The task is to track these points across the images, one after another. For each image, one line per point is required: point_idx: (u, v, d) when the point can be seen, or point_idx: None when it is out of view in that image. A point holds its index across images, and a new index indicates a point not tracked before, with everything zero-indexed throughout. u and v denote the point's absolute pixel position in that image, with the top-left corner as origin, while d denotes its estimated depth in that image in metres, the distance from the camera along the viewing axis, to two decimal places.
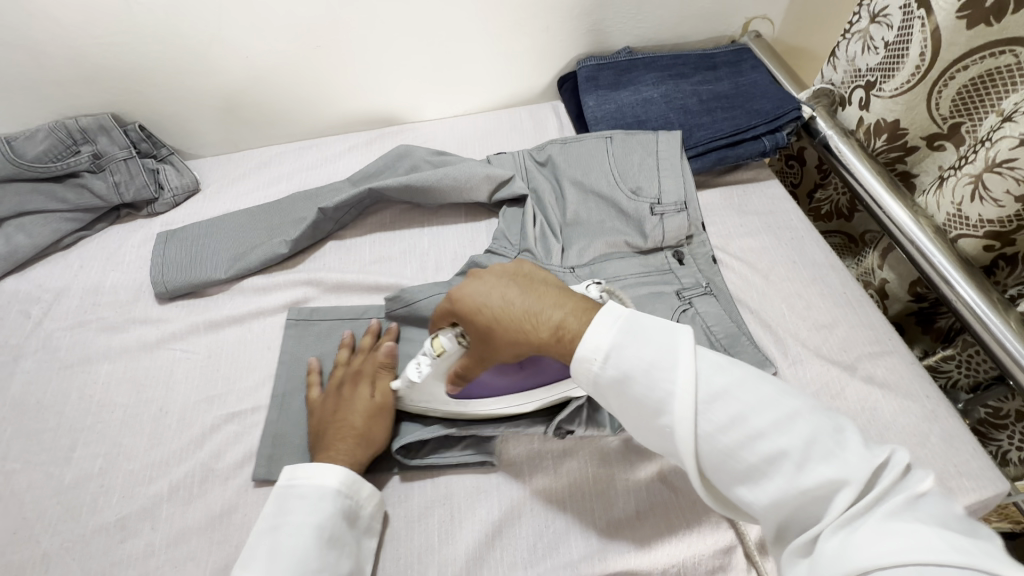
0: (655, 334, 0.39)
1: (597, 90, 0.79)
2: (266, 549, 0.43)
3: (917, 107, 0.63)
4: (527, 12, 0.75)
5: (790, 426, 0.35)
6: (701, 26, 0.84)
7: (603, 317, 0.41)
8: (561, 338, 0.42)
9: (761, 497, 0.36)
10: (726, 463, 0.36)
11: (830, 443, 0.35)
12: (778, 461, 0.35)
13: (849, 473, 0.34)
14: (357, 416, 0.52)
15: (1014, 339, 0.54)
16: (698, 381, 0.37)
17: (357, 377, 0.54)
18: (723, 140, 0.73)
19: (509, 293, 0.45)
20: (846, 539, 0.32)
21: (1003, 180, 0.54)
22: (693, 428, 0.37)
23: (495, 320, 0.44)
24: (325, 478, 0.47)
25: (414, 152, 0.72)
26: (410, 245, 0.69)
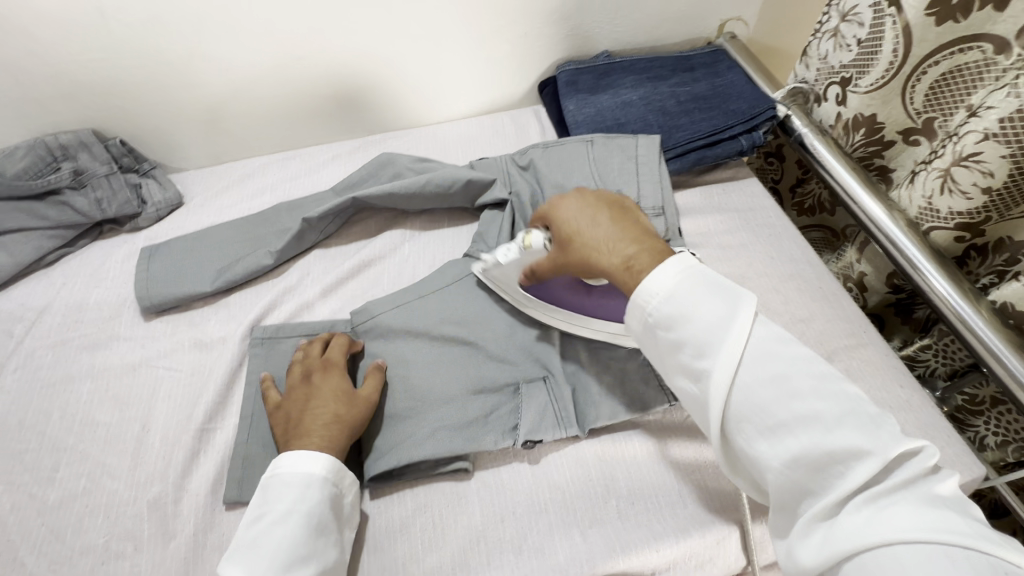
0: (722, 291, 0.41)
1: (576, 94, 0.80)
2: (255, 539, 0.43)
3: (892, 102, 0.65)
4: (505, 19, 0.76)
5: (828, 396, 0.36)
6: (677, 28, 0.85)
7: (675, 260, 0.43)
8: (629, 269, 0.44)
9: (778, 454, 0.36)
10: (755, 415, 0.37)
11: (865, 419, 0.35)
12: (806, 422, 0.35)
13: (877, 447, 0.33)
14: (335, 403, 0.53)
15: (984, 326, 0.56)
16: (750, 340, 0.39)
17: (327, 368, 0.55)
18: (701, 140, 0.74)
19: (600, 219, 0.49)
20: (874, 513, 0.32)
21: (970, 173, 0.55)
22: (729, 377, 0.38)
23: (578, 235, 0.49)
24: (310, 465, 0.48)
25: (396, 160, 0.73)
26: (393, 253, 0.70)
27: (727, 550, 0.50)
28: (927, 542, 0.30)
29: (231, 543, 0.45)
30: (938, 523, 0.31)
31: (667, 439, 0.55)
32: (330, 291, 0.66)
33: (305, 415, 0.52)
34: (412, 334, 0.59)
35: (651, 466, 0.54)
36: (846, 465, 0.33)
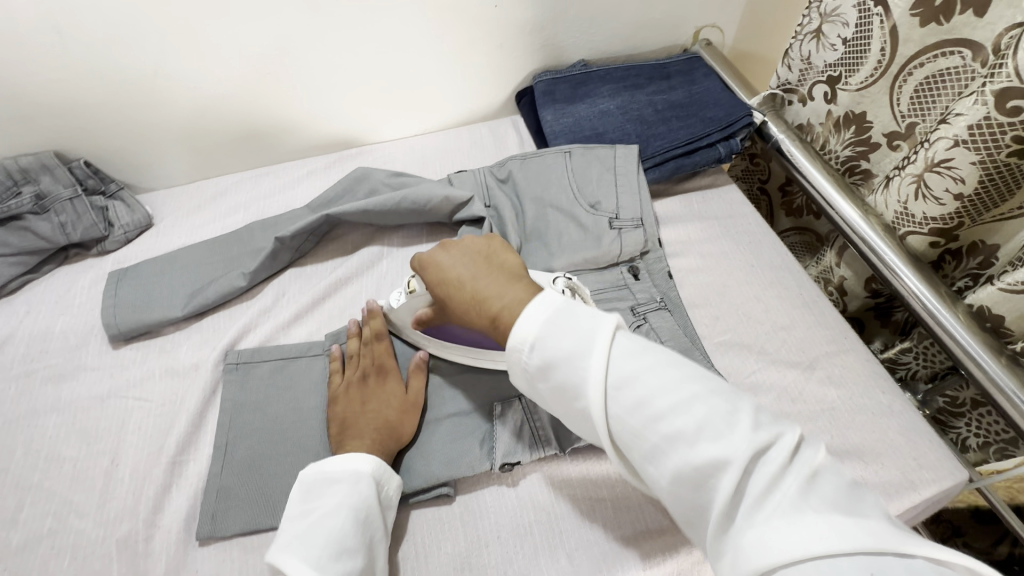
0: (577, 326, 0.40)
1: (554, 104, 0.79)
2: (308, 531, 0.43)
3: (880, 100, 0.63)
4: (479, 30, 0.75)
5: (688, 407, 0.35)
6: (653, 36, 0.85)
7: (534, 304, 0.41)
8: (494, 321, 0.44)
9: (662, 475, 0.36)
10: (634, 443, 0.37)
11: (720, 424, 0.35)
12: (676, 441, 0.35)
13: (732, 453, 0.33)
14: (391, 409, 0.54)
15: (963, 330, 0.56)
16: (612, 364, 0.38)
17: (383, 372, 0.57)
18: (679, 149, 0.74)
19: (468, 268, 0.49)
20: (757, 532, 0.32)
21: (942, 179, 0.55)
22: (603, 410, 0.38)
23: (450, 290, 0.49)
24: (359, 463, 0.48)
25: (372, 175, 0.72)
26: (370, 271, 0.68)
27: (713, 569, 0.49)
28: (805, 559, 0.30)
29: (276, 536, 0.44)
30: (810, 534, 0.31)
31: None
32: (307, 312, 0.65)
33: (355, 417, 0.53)
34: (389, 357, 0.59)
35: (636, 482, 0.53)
36: (715, 478, 0.34)
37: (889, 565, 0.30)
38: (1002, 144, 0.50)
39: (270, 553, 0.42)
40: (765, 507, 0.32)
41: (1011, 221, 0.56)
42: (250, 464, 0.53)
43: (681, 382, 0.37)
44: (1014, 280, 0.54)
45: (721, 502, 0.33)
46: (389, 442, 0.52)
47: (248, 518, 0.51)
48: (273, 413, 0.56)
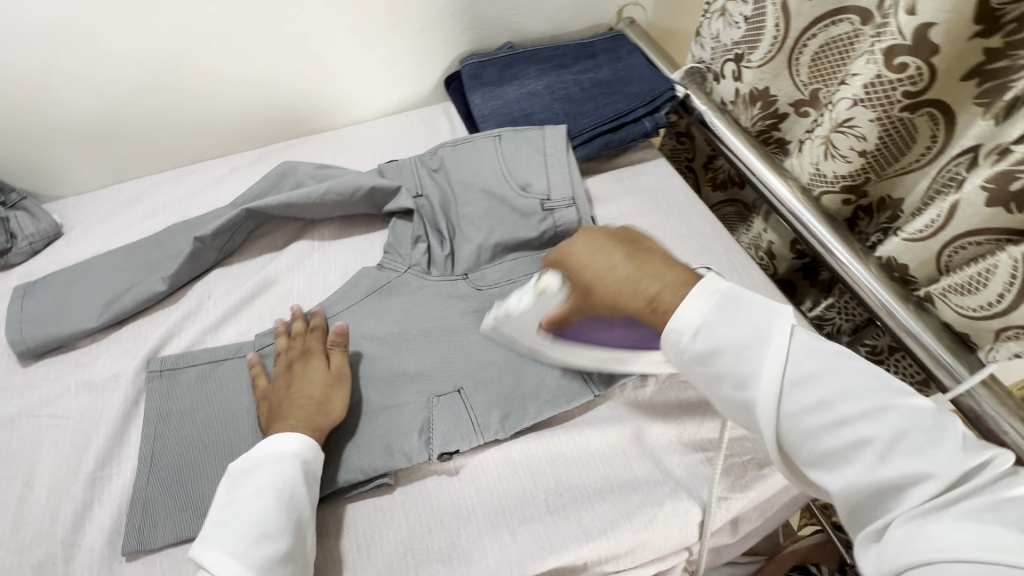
0: (753, 313, 0.41)
1: (481, 88, 0.79)
2: (229, 518, 0.43)
3: (781, 75, 0.66)
4: (397, 15, 0.74)
5: (880, 416, 0.36)
6: (577, 15, 0.85)
7: (697, 292, 0.42)
8: (654, 307, 0.44)
9: (837, 482, 0.37)
10: (804, 443, 0.38)
11: (922, 439, 0.35)
12: (861, 448, 0.36)
13: (936, 468, 0.34)
14: (314, 387, 0.53)
15: (874, 280, 0.59)
16: (788, 362, 0.39)
17: (308, 353, 0.56)
18: (605, 125, 0.75)
19: (616, 257, 0.46)
20: (920, 528, 0.33)
21: (846, 139, 0.58)
22: (773, 406, 0.39)
23: (598, 280, 0.46)
24: (281, 447, 0.48)
25: (296, 169, 0.70)
26: (300, 265, 0.67)
27: (660, 530, 0.51)
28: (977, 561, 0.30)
29: (203, 527, 0.45)
30: (981, 538, 0.31)
31: (589, 427, 0.56)
32: (234, 314, 0.62)
33: (283, 399, 0.53)
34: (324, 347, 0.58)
35: (576, 455, 0.54)
36: (911, 488, 0.34)
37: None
38: (894, 100, 0.52)
39: (192, 544, 0.42)
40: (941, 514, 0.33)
41: (909, 175, 0.59)
42: (179, 472, 0.51)
43: (870, 391, 0.37)
44: (914, 228, 0.54)
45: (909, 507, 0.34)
46: (320, 417, 0.51)
47: (178, 526, 0.49)
48: (202, 418, 0.54)
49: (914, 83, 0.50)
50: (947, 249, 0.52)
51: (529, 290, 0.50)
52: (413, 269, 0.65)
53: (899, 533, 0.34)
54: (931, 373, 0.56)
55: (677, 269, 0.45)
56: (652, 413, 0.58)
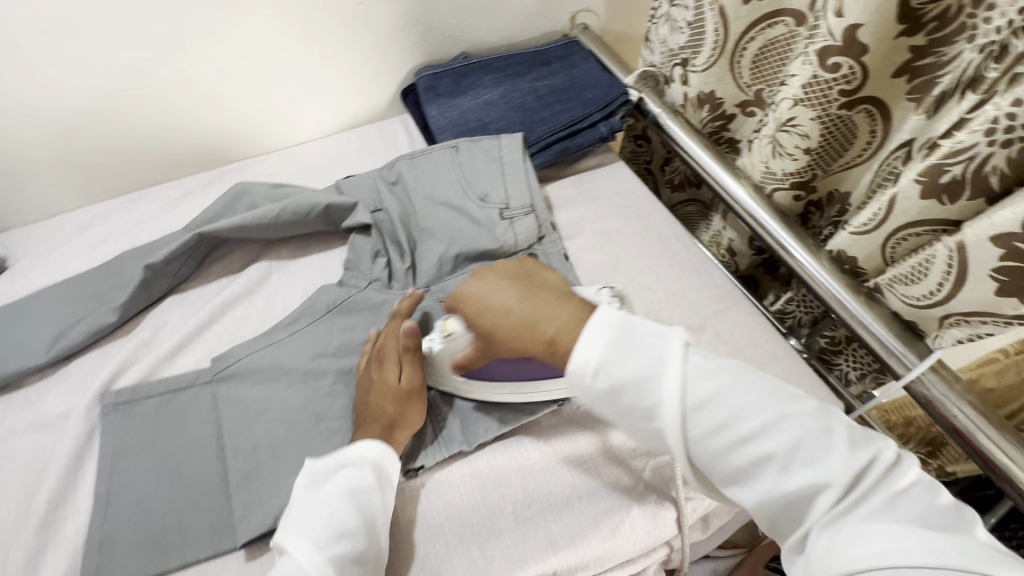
0: (644, 349, 0.42)
1: (437, 99, 0.79)
2: (310, 513, 0.44)
3: (725, 77, 0.68)
4: (347, 30, 0.74)
5: (778, 429, 0.38)
6: (529, 23, 0.86)
7: (595, 329, 0.43)
8: (556, 342, 0.45)
9: (750, 497, 0.39)
10: (714, 463, 0.39)
11: (815, 445, 0.37)
12: (765, 463, 0.38)
13: (830, 475, 0.36)
14: (385, 401, 0.52)
15: (826, 273, 0.60)
16: (687, 387, 0.40)
17: (382, 358, 0.55)
18: (561, 132, 0.75)
19: (511, 295, 0.49)
20: (833, 538, 0.35)
21: (791, 137, 0.59)
22: (680, 432, 0.40)
23: (496, 322, 0.49)
24: (363, 449, 0.48)
25: (251, 190, 0.68)
26: (258, 287, 0.65)
27: (629, 532, 0.51)
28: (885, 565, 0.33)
29: (287, 514, 0.46)
30: (884, 542, 0.33)
31: (554, 435, 0.56)
32: (190, 341, 0.61)
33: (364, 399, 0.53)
34: (284, 370, 0.58)
35: (543, 464, 0.54)
36: (813, 497, 0.36)
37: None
38: (832, 99, 0.54)
39: (279, 528, 0.44)
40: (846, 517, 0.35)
41: (853, 170, 0.61)
42: (137, 508, 0.50)
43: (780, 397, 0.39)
44: (860, 222, 0.55)
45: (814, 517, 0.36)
46: (389, 432, 0.51)
47: (137, 565, 0.47)
48: (160, 451, 0.53)
49: (850, 82, 0.52)
50: (891, 240, 0.53)
51: (437, 333, 0.54)
52: (374, 284, 0.65)
53: (821, 542, 0.35)
54: (885, 361, 0.57)
55: (572, 304, 0.47)
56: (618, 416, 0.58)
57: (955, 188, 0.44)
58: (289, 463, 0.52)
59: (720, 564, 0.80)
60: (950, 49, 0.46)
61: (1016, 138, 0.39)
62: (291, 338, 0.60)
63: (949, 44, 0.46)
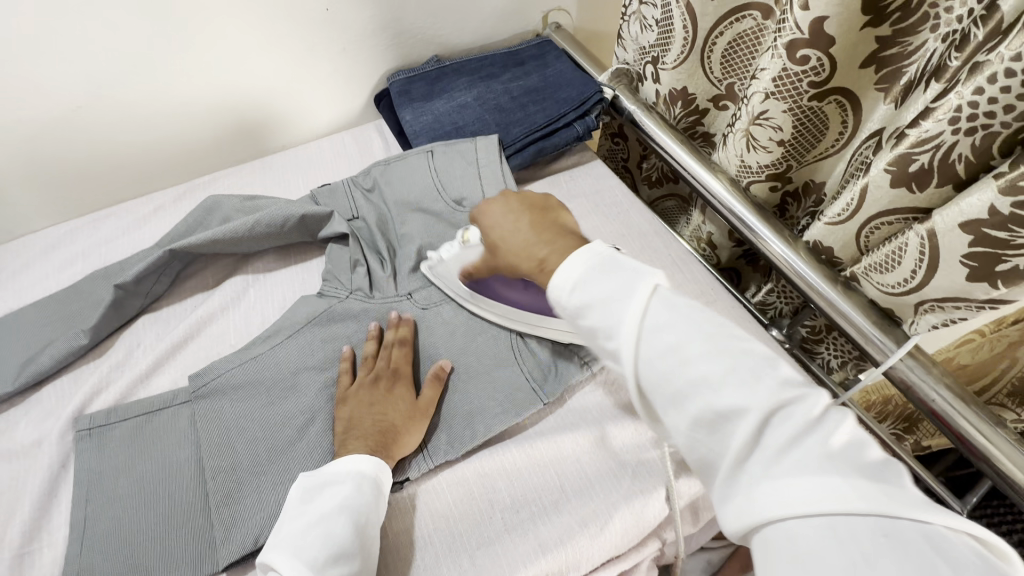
0: (617, 274, 0.40)
1: (411, 104, 0.78)
2: (303, 533, 0.43)
3: (696, 75, 0.69)
4: (316, 36, 0.72)
5: (716, 356, 0.35)
6: (501, 23, 0.85)
7: (583, 254, 0.42)
8: (542, 268, 0.46)
9: (685, 425, 0.35)
10: (658, 387, 0.36)
11: (746, 374, 0.34)
12: (701, 388, 0.35)
13: (754, 403, 0.33)
14: (397, 417, 0.53)
15: (804, 264, 0.61)
16: (648, 314, 0.38)
17: (398, 376, 0.56)
18: (537, 132, 0.75)
19: (521, 222, 0.50)
20: (761, 483, 0.31)
21: (765, 130, 0.59)
22: (633, 355, 0.37)
23: (502, 240, 0.51)
24: (359, 466, 0.48)
25: (223, 203, 0.67)
26: (235, 302, 0.64)
27: (619, 531, 0.51)
28: (815, 515, 0.29)
29: (272, 536, 0.45)
30: (818, 488, 0.30)
31: (539, 437, 0.56)
32: (166, 360, 0.60)
33: (364, 416, 0.53)
34: (264, 386, 0.56)
35: (529, 467, 0.54)
36: (733, 426, 0.33)
37: (904, 532, 0.28)
38: (803, 91, 0.54)
39: (267, 550, 0.43)
40: (781, 462, 0.31)
41: (826, 161, 0.62)
42: (117, 535, 0.49)
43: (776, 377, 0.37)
44: (834, 212, 0.56)
45: (737, 449, 0.32)
46: (386, 451, 0.51)
47: None
48: (139, 474, 0.52)
49: (818, 74, 0.51)
50: (865, 229, 0.53)
51: (457, 240, 0.60)
52: (355, 294, 0.63)
53: (752, 487, 0.31)
54: (864, 349, 0.58)
55: (571, 240, 0.46)
56: (603, 416, 0.58)
57: (924, 176, 0.44)
58: (271, 480, 0.51)
59: (713, 556, 0.79)
60: (915, 38, 0.47)
61: (981, 127, 0.39)
62: (270, 352, 0.59)
63: (913, 34, 0.47)
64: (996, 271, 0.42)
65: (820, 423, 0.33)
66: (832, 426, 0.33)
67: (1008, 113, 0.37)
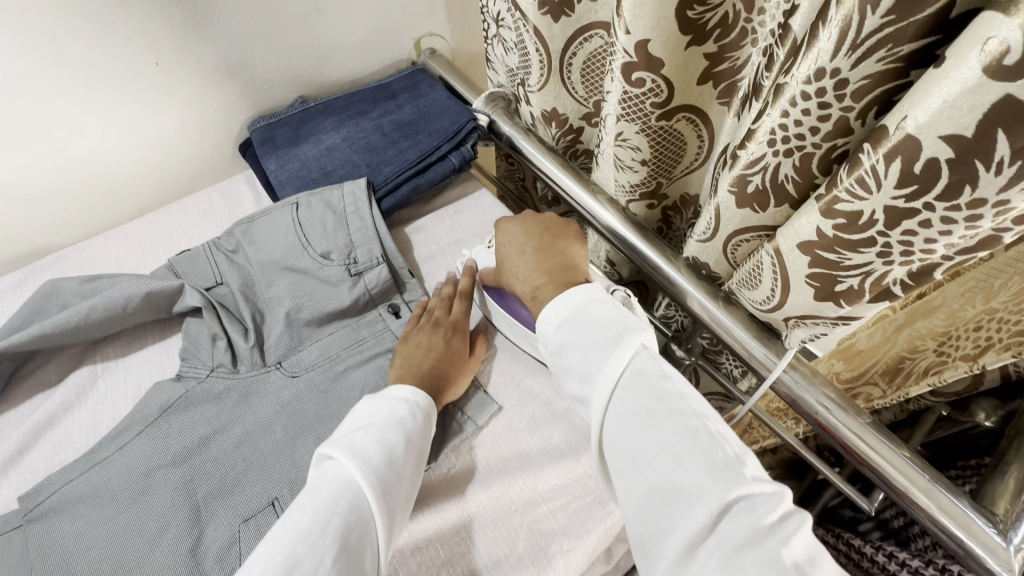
0: (609, 327, 0.47)
1: (275, 152, 0.73)
2: (366, 435, 0.47)
3: (562, 95, 0.65)
4: (153, 91, 0.67)
5: (686, 433, 0.41)
6: (368, 55, 0.81)
7: (569, 296, 0.50)
8: (534, 299, 0.54)
9: (635, 488, 0.42)
10: (618, 446, 0.43)
11: (715, 465, 0.39)
12: (661, 462, 0.40)
13: (713, 491, 0.38)
14: (450, 368, 0.56)
15: (687, 283, 0.58)
16: (629, 372, 0.45)
17: (456, 326, 0.59)
18: (410, 169, 0.71)
19: (527, 247, 0.57)
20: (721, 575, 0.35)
21: (625, 151, 0.57)
22: (603, 406, 0.45)
23: (507, 259, 0.58)
24: (416, 395, 0.52)
25: (62, 286, 0.61)
26: (80, 397, 0.58)
27: None
28: None
29: (334, 433, 0.49)
30: None
31: (421, 510, 0.52)
32: None
33: (422, 358, 0.56)
34: (106, 496, 0.50)
35: (410, 546, 0.51)
36: (689, 511, 0.38)
37: None
38: (648, 112, 0.52)
39: (333, 439, 0.47)
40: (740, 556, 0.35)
41: (694, 174, 0.60)
42: None
43: (700, 433, 0.41)
44: (701, 230, 0.54)
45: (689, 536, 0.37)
46: (438, 399, 0.55)
47: None
48: None
49: (658, 95, 0.50)
50: (729, 246, 0.51)
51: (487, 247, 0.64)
52: (217, 371, 0.58)
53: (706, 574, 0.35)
54: (751, 364, 0.56)
55: (563, 277, 0.54)
56: (488, 473, 0.54)
57: (761, 198, 0.42)
58: None
59: None
60: (740, 53, 0.46)
61: (796, 148, 0.37)
62: (115, 454, 0.53)
63: (738, 49, 0.46)
64: (836, 290, 0.40)
65: (777, 525, 0.36)
66: (783, 531, 0.36)
67: (816, 134, 0.36)
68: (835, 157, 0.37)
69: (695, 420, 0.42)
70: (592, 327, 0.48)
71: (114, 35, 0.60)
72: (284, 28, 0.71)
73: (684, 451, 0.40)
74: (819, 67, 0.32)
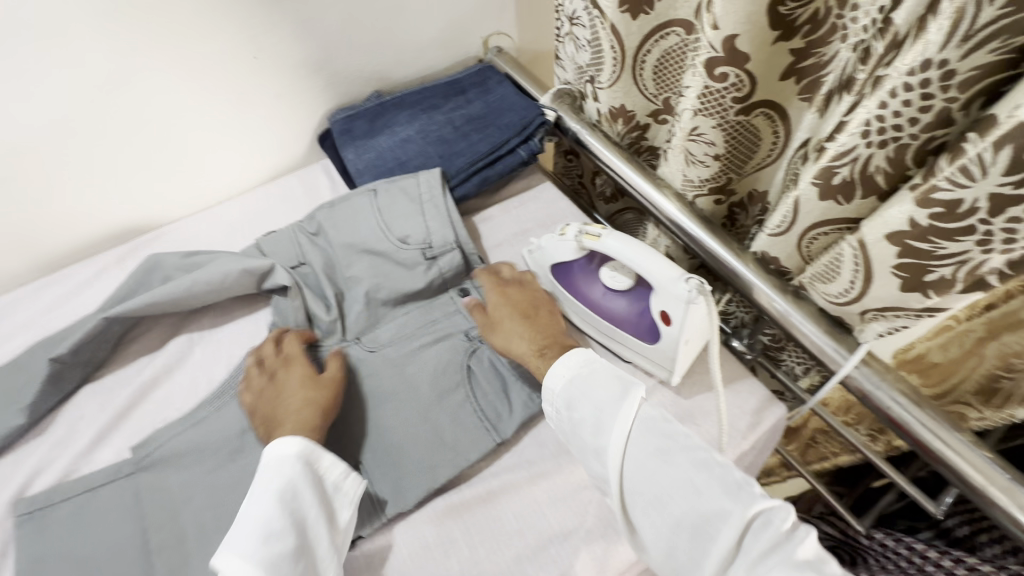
0: (610, 380, 0.50)
1: (353, 142, 0.77)
2: (242, 524, 0.46)
3: (632, 92, 0.67)
4: (248, 85, 0.72)
5: (698, 463, 0.44)
6: (440, 53, 0.85)
7: (578, 353, 0.54)
8: (540, 356, 0.57)
9: (661, 518, 0.44)
10: (639, 487, 0.45)
11: (722, 487, 0.42)
12: (682, 488, 0.43)
13: (732, 510, 0.41)
14: (299, 397, 0.55)
15: (755, 277, 0.58)
16: (638, 420, 0.48)
17: (288, 364, 0.59)
18: (480, 161, 0.74)
19: (515, 314, 0.60)
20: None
21: (698, 146, 0.58)
22: (618, 459, 0.46)
23: (499, 319, 0.61)
24: (284, 451, 0.50)
25: (165, 260, 0.66)
26: (180, 361, 0.63)
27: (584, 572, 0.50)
28: None
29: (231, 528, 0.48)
30: None
31: (500, 479, 0.55)
32: (110, 430, 0.58)
33: (278, 407, 0.55)
34: (207, 450, 0.55)
35: (491, 513, 0.53)
36: (717, 528, 0.41)
37: None
38: (728, 106, 0.53)
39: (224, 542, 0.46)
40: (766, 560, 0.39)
41: (766, 170, 0.61)
42: None
43: (708, 464, 0.45)
44: (773, 224, 0.53)
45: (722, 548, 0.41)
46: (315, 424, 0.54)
47: None
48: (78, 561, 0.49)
49: (740, 89, 0.51)
50: (805, 239, 0.52)
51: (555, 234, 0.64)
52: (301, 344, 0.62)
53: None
54: (819, 359, 0.56)
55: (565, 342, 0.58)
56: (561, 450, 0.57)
57: (848, 189, 0.43)
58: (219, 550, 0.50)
59: None
60: (827, 50, 0.47)
61: (892, 139, 0.38)
62: (212, 415, 0.57)
63: (824, 45, 0.47)
64: (926, 280, 0.41)
65: (789, 535, 0.40)
66: (798, 539, 0.40)
67: (914, 125, 0.36)
68: (931, 148, 0.38)
69: (702, 452, 0.45)
70: (592, 386, 0.50)
71: (222, 31, 0.66)
72: (366, 26, 0.75)
73: (696, 476, 0.44)
74: (925, 58, 0.33)
